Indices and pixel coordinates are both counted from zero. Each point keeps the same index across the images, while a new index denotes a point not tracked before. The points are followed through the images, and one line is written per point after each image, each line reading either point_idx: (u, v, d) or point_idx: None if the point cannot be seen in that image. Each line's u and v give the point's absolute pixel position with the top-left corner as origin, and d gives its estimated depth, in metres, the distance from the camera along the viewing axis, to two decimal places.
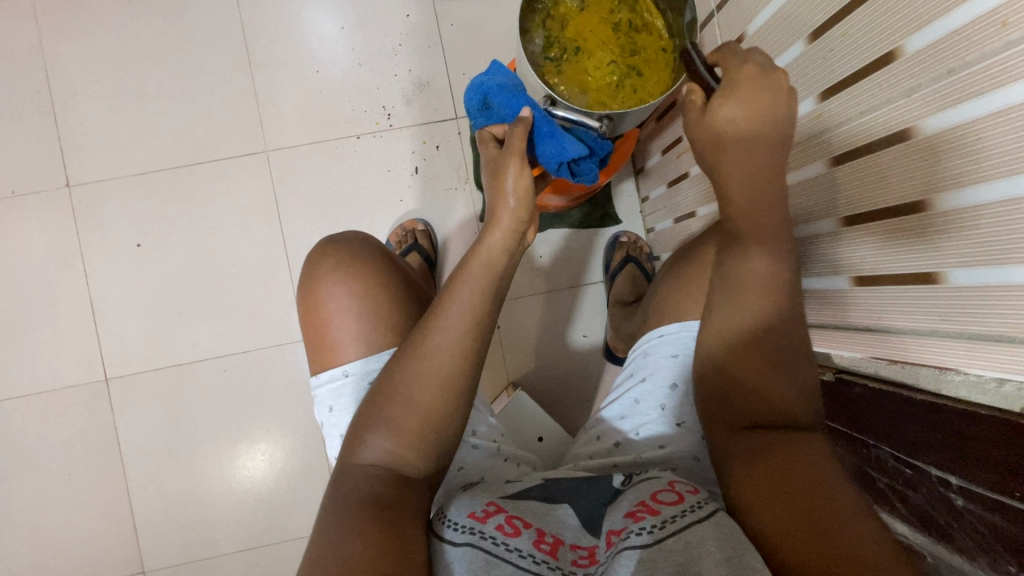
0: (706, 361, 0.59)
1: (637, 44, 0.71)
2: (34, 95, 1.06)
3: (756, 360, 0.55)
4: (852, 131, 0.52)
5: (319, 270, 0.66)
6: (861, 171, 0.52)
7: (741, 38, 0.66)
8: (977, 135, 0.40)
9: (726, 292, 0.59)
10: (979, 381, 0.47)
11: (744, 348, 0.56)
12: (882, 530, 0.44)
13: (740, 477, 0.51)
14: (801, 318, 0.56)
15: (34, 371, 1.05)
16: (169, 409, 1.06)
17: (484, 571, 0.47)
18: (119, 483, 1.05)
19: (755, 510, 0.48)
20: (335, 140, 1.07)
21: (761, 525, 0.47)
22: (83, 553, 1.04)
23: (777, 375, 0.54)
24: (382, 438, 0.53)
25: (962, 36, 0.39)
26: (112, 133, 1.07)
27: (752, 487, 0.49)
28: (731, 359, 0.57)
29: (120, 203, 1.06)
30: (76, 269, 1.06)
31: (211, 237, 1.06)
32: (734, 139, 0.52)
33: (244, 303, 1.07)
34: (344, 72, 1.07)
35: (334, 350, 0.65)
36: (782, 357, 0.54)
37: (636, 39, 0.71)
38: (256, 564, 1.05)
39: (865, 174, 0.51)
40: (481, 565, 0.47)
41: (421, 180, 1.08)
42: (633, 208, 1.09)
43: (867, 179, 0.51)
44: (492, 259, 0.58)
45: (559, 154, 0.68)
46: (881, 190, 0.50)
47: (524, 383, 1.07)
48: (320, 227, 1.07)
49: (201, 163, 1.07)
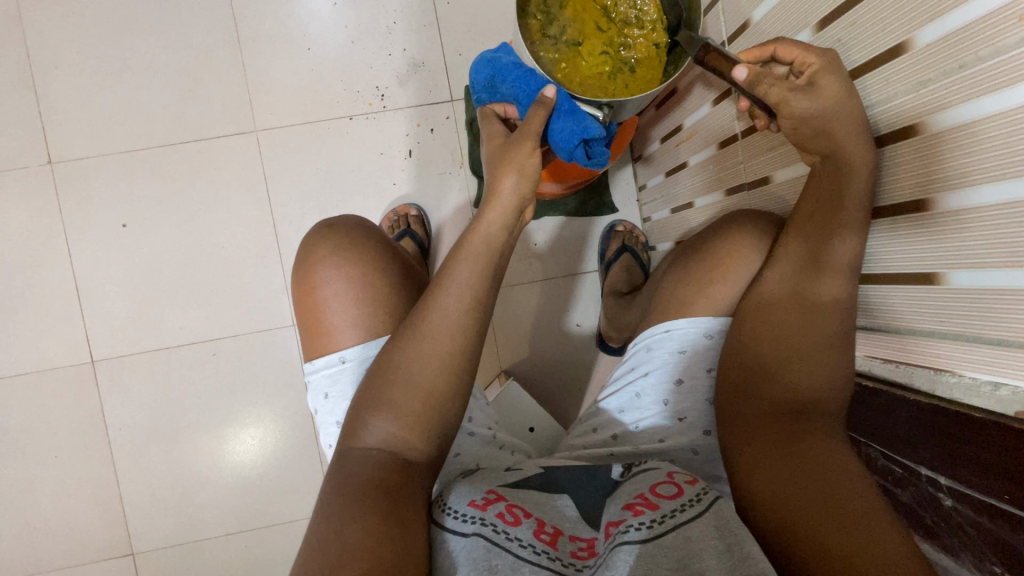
0: (727, 357, 0.59)
1: (630, 38, 0.67)
2: (13, 67, 1.03)
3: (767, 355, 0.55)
4: (871, 120, 0.50)
5: (315, 253, 0.65)
6: (883, 164, 0.51)
7: (745, 26, 0.64)
8: (986, 133, 0.39)
9: (794, 284, 0.55)
10: (974, 385, 0.47)
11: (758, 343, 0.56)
12: (889, 525, 0.44)
13: (752, 476, 0.51)
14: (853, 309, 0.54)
15: (17, 352, 1.04)
16: (158, 392, 1.04)
17: (485, 559, 0.46)
18: (107, 466, 1.04)
19: (767, 506, 0.49)
20: (327, 120, 1.05)
21: (773, 523, 0.48)
22: (71, 534, 1.04)
23: (789, 370, 0.54)
24: (384, 419, 0.52)
25: (976, 30, 0.38)
26: (94, 109, 1.03)
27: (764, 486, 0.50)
28: (758, 345, 0.56)
29: (104, 182, 1.04)
30: (59, 249, 1.03)
31: (199, 218, 1.04)
32: (840, 129, 0.49)
33: (233, 286, 1.05)
34: (336, 51, 1.04)
35: (329, 336, 0.64)
36: (797, 350, 0.54)
37: (630, 32, 0.67)
38: (246, 546, 1.05)
39: (885, 166, 0.50)
40: (482, 554, 0.47)
41: (415, 164, 1.06)
42: (629, 196, 1.08)
43: (887, 171, 0.50)
44: (490, 237, 0.57)
45: (583, 131, 0.65)
46: (899, 182, 0.49)
47: (517, 371, 1.07)
48: (311, 210, 1.05)
49: (188, 143, 1.04)
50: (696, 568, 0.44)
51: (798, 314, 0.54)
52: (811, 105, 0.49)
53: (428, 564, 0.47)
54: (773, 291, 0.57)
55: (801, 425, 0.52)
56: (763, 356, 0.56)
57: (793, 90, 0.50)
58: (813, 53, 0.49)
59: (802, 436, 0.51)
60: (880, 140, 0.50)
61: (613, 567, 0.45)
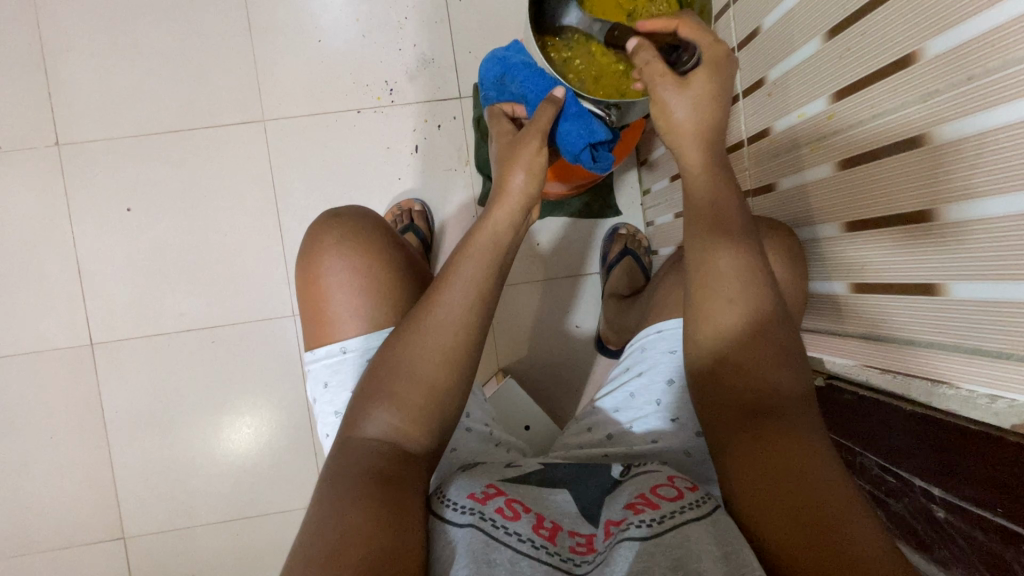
0: (699, 362, 0.56)
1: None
2: (24, 47, 1.03)
3: (759, 355, 0.52)
4: (863, 134, 0.51)
5: (321, 241, 0.64)
6: (868, 177, 0.51)
7: (756, 32, 0.65)
8: (989, 146, 0.40)
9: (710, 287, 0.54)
10: (970, 397, 0.48)
11: (748, 340, 0.53)
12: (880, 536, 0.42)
13: (734, 474, 0.50)
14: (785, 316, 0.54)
15: (16, 332, 1.04)
16: (155, 376, 1.05)
17: (484, 554, 0.46)
18: (102, 449, 1.04)
19: (751, 510, 0.48)
20: (334, 113, 1.05)
21: (754, 529, 0.47)
22: (63, 516, 1.04)
23: (778, 370, 0.52)
24: (386, 409, 0.52)
25: (987, 42, 0.38)
26: (103, 92, 1.04)
27: (744, 487, 0.49)
28: (727, 347, 0.53)
29: (109, 165, 1.04)
30: (63, 230, 1.04)
31: (203, 205, 1.05)
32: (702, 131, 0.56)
33: (234, 275, 1.05)
34: (346, 44, 1.04)
35: (332, 326, 0.64)
36: (778, 355, 0.52)
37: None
38: (237, 535, 1.05)
39: (871, 180, 0.51)
40: (480, 547, 0.47)
41: (421, 159, 1.06)
42: (633, 200, 1.09)
43: (873, 186, 0.51)
44: (497, 234, 0.57)
45: (589, 136, 0.67)
46: (888, 196, 0.49)
47: (514, 370, 1.07)
48: (316, 201, 1.05)
49: (196, 130, 1.04)
50: (694, 569, 0.44)
51: (754, 318, 0.53)
52: (681, 100, 0.55)
53: (423, 558, 0.47)
54: (730, 304, 0.53)
55: (781, 419, 0.50)
56: (734, 352, 0.53)
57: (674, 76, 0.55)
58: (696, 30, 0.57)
59: (781, 432, 0.49)
60: (874, 154, 0.50)
61: (613, 565, 0.46)
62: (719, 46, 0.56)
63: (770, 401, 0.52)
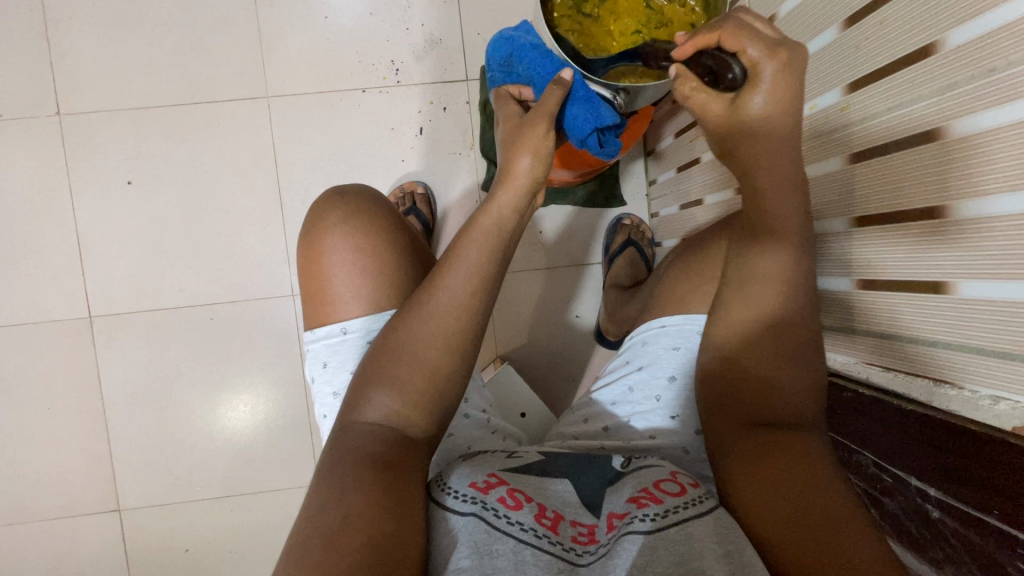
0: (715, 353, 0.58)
1: (665, 17, 0.66)
2: (26, 14, 1.01)
3: (769, 352, 0.53)
4: (877, 127, 0.50)
5: (324, 219, 0.64)
6: (880, 170, 0.50)
7: (773, 18, 0.64)
8: (998, 142, 0.39)
9: (745, 290, 0.56)
10: (974, 397, 0.48)
11: (761, 341, 0.53)
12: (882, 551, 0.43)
13: (739, 473, 0.52)
14: (817, 313, 0.53)
15: (15, 301, 1.03)
16: (153, 350, 1.04)
17: (485, 544, 0.46)
18: (99, 421, 1.04)
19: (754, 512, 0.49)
20: (339, 92, 1.04)
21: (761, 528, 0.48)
22: (58, 486, 1.04)
23: (789, 366, 0.53)
24: (388, 394, 0.52)
25: (1009, 33, 0.37)
26: (105, 63, 1.02)
27: (752, 486, 0.50)
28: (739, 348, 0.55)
29: (110, 137, 1.03)
30: (62, 202, 1.03)
31: (203, 181, 1.04)
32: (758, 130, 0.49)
33: (233, 253, 1.04)
34: (353, 21, 1.03)
35: (332, 306, 0.63)
36: (797, 351, 0.53)
37: (667, 10, 0.65)
38: (231, 511, 1.06)
39: (882, 174, 0.50)
40: (482, 538, 0.47)
41: (425, 141, 1.05)
42: (639, 190, 1.08)
43: (884, 180, 0.50)
44: (501, 218, 0.57)
45: (595, 120, 0.65)
46: (899, 191, 0.49)
47: (513, 357, 1.07)
48: (319, 181, 1.04)
49: (198, 104, 1.03)
50: (696, 566, 0.44)
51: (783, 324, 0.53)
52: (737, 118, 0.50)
53: (422, 551, 0.46)
54: (758, 312, 0.54)
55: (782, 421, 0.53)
56: (745, 353, 0.55)
57: (721, 99, 0.50)
58: (744, 38, 0.47)
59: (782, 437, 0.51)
60: (887, 148, 0.49)
61: (615, 557, 0.46)
62: (777, 54, 0.46)
63: (778, 412, 0.53)
